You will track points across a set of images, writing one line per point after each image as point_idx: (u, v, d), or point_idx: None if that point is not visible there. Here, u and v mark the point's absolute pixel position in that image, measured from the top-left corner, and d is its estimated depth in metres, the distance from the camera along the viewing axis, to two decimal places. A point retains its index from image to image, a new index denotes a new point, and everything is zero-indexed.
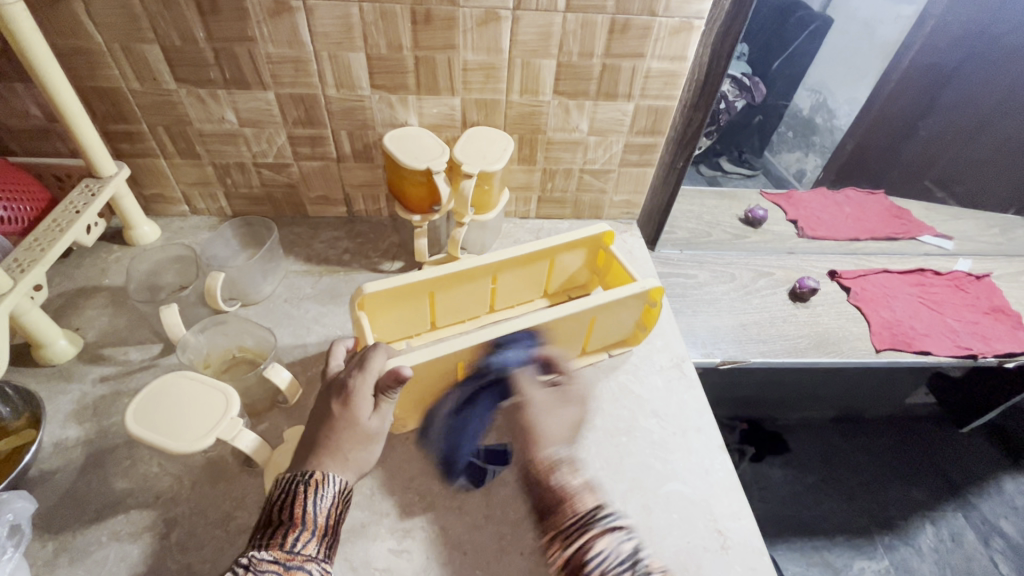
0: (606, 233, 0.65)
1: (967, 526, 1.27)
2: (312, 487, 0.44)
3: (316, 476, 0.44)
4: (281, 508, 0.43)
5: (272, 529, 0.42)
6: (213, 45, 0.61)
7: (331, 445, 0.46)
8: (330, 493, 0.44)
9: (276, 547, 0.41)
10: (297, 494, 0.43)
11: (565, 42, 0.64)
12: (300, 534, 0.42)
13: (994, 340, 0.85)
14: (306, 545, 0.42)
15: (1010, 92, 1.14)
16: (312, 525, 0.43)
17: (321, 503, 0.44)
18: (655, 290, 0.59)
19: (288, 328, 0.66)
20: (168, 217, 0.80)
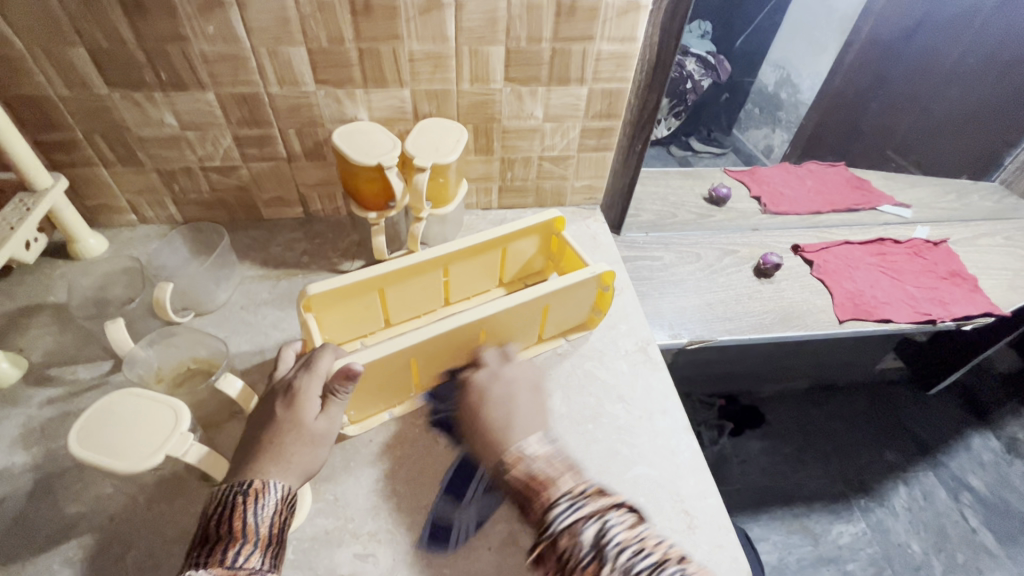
0: (557, 219, 0.66)
1: (937, 484, 1.31)
2: (253, 496, 0.42)
3: (255, 485, 0.43)
4: (218, 522, 0.41)
5: (207, 547, 0.40)
6: (144, 45, 0.58)
7: (272, 453, 0.45)
8: (271, 500, 0.43)
9: (216, 565, 0.39)
10: (235, 505, 0.42)
11: (512, 27, 0.63)
12: (242, 548, 0.40)
13: (952, 304, 0.87)
14: (251, 558, 0.40)
15: (959, 62, 1.17)
16: (255, 536, 0.41)
17: (261, 511, 0.42)
18: (606, 275, 0.60)
19: (245, 335, 0.64)
20: (115, 228, 0.77)
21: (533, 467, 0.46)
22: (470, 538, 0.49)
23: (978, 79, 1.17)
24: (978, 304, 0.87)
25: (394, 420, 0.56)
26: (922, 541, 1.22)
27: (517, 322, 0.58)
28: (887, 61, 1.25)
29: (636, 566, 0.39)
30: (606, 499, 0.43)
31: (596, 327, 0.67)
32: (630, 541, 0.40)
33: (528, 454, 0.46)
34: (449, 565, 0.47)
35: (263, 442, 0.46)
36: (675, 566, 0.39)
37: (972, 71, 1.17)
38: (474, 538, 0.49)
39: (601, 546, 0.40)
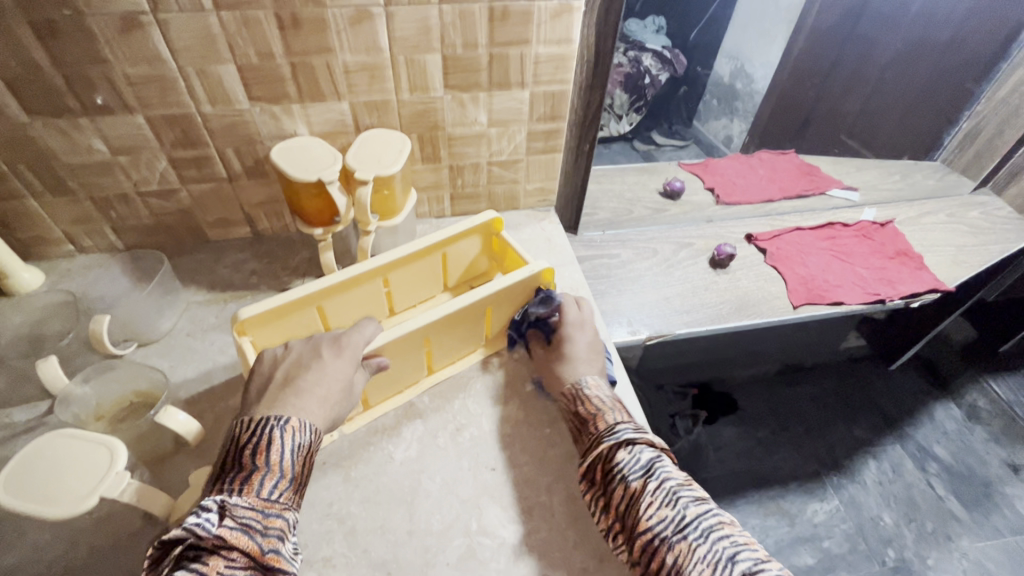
0: (495, 219, 0.67)
1: (904, 456, 1.35)
2: (290, 432, 0.43)
3: (293, 422, 0.43)
4: (251, 454, 0.41)
5: (240, 474, 0.40)
6: (63, 70, 0.56)
7: (318, 394, 0.46)
8: (305, 441, 0.44)
9: (251, 494, 0.40)
10: (273, 439, 0.42)
11: (445, 35, 0.62)
12: (277, 482, 0.41)
13: (901, 283, 0.90)
14: (283, 494, 0.41)
15: (891, 48, 1.20)
16: (290, 473, 0.42)
17: (295, 449, 0.43)
18: (545, 272, 0.62)
19: (192, 363, 0.62)
20: (52, 260, 0.74)
21: (602, 397, 0.54)
22: (428, 553, 0.48)
23: (914, 61, 1.20)
24: (925, 281, 0.90)
25: (348, 436, 0.56)
26: (893, 513, 1.25)
27: (462, 325, 0.59)
28: (835, 48, 1.24)
29: (679, 489, 0.45)
30: (666, 445, 0.50)
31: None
32: (678, 477, 0.46)
33: (598, 395, 0.54)
34: None
35: (301, 381, 0.46)
36: (710, 505, 0.44)
37: (907, 55, 1.20)
38: (432, 554, 0.48)
39: (653, 465, 0.46)
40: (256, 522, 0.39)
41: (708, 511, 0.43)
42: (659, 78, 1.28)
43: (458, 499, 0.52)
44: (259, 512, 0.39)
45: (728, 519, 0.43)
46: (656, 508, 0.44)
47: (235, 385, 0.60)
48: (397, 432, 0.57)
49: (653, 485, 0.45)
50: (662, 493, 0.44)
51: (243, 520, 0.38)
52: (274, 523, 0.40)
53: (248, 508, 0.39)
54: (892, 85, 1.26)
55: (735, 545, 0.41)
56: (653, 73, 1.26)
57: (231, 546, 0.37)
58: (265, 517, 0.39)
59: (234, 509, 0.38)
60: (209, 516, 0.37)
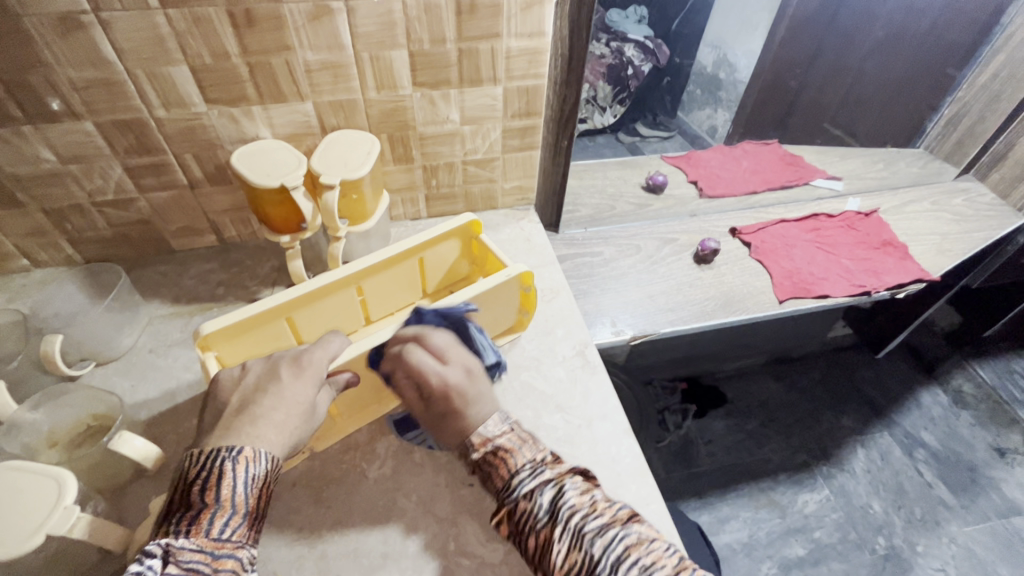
0: (473, 223, 0.64)
1: (892, 443, 1.35)
2: (243, 464, 0.40)
3: (247, 452, 0.41)
4: (200, 491, 0.39)
5: (188, 514, 0.38)
6: (0, 77, 0.52)
7: (276, 419, 0.43)
8: (261, 472, 0.41)
9: (200, 534, 0.38)
10: (223, 473, 0.40)
11: (411, 30, 0.59)
12: (228, 520, 0.39)
13: (886, 274, 0.89)
14: (236, 531, 0.39)
15: (874, 37, 1.18)
16: (243, 509, 0.40)
17: (249, 482, 0.40)
18: (526, 276, 0.59)
19: (154, 381, 0.60)
20: (6, 276, 0.70)
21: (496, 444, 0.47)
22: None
23: (894, 50, 1.19)
24: (910, 271, 0.89)
25: (320, 454, 0.53)
26: (882, 500, 1.25)
27: None
28: (814, 38, 1.23)
29: (585, 525, 0.41)
30: (562, 468, 0.46)
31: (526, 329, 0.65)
32: (582, 505, 0.43)
33: (502, 432, 0.47)
34: None
35: (258, 406, 0.43)
36: (619, 528, 0.41)
37: (889, 45, 1.18)
38: None
39: (556, 508, 0.43)
40: (205, 565, 0.37)
41: (616, 539, 0.41)
42: (643, 69, 1.17)
43: (435, 518, 0.50)
44: (208, 554, 0.37)
45: (636, 539, 0.41)
46: (566, 555, 0.41)
47: (199, 404, 0.57)
48: (372, 448, 0.54)
49: (559, 533, 0.42)
50: (570, 537, 0.41)
51: (190, 565, 0.36)
52: (226, 564, 0.38)
53: (195, 551, 0.37)
54: (872, 76, 1.25)
55: (643, 572, 0.39)
56: (636, 65, 1.17)
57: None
58: (215, 559, 0.37)
59: (180, 554, 0.36)
60: (151, 563, 0.35)
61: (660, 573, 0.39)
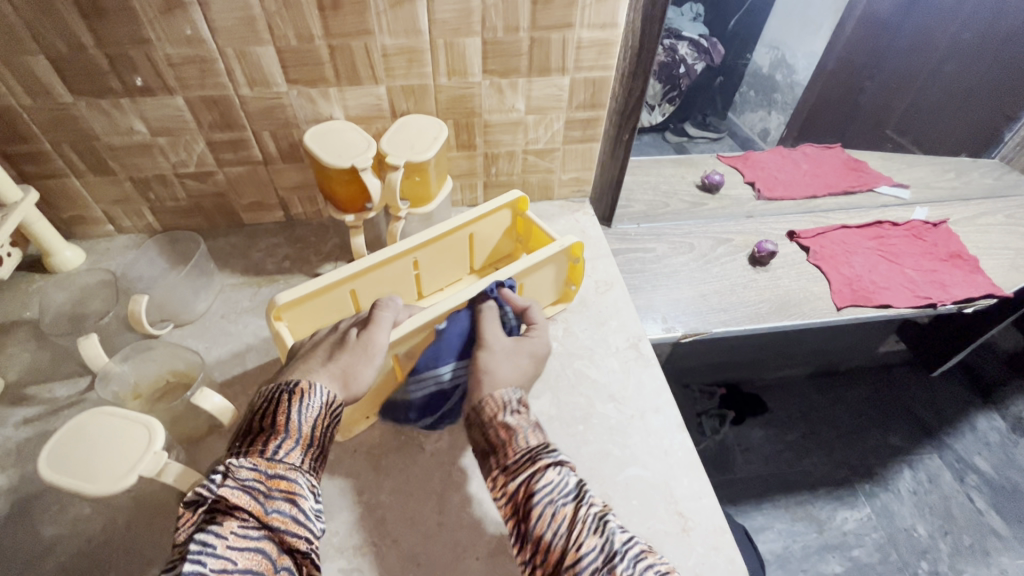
0: (519, 199, 0.65)
1: (942, 467, 1.29)
2: (299, 392, 0.44)
3: (302, 385, 0.44)
4: (260, 419, 0.43)
5: (248, 438, 0.42)
6: (106, 50, 0.56)
7: (328, 357, 0.47)
8: (316, 403, 0.44)
9: (257, 454, 0.41)
10: (280, 402, 0.43)
11: (486, 18, 0.60)
12: (283, 443, 0.41)
13: (953, 287, 0.85)
14: (289, 453, 0.41)
15: (954, 38, 1.13)
16: (296, 433, 0.42)
17: (304, 412, 0.43)
18: (575, 247, 0.61)
19: (226, 345, 0.63)
20: (92, 239, 0.75)
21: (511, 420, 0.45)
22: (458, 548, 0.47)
23: (973, 56, 1.14)
24: (980, 286, 0.85)
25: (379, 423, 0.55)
26: (928, 524, 1.20)
27: None
28: (885, 39, 1.17)
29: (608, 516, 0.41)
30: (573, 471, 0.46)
31: (572, 301, 0.67)
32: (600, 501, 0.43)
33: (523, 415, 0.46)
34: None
35: (316, 350, 0.49)
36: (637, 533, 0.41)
37: (970, 47, 1.13)
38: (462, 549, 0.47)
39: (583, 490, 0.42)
40: (259, 482, 0.39)
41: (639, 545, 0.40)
42: (696, 68, 1.10)
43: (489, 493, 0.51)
44: (262, 472, 0.40)
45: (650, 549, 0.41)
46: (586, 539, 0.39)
47: (267, 370, 0.60)
48: None
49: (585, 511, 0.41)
50: (592, 519, 0.40)
51: (243, 480, 0.39)
52: (279, 483, 0.40)
53: (249, 469, 0.39)
54: (943, 82, 1.19)
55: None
56: (690, 64, 1.09)
57: (236, 507, 0.37)
58: (268, 477, 0.40)
59: (236, 471, 0.39)
60: (212, 478, 0.38)
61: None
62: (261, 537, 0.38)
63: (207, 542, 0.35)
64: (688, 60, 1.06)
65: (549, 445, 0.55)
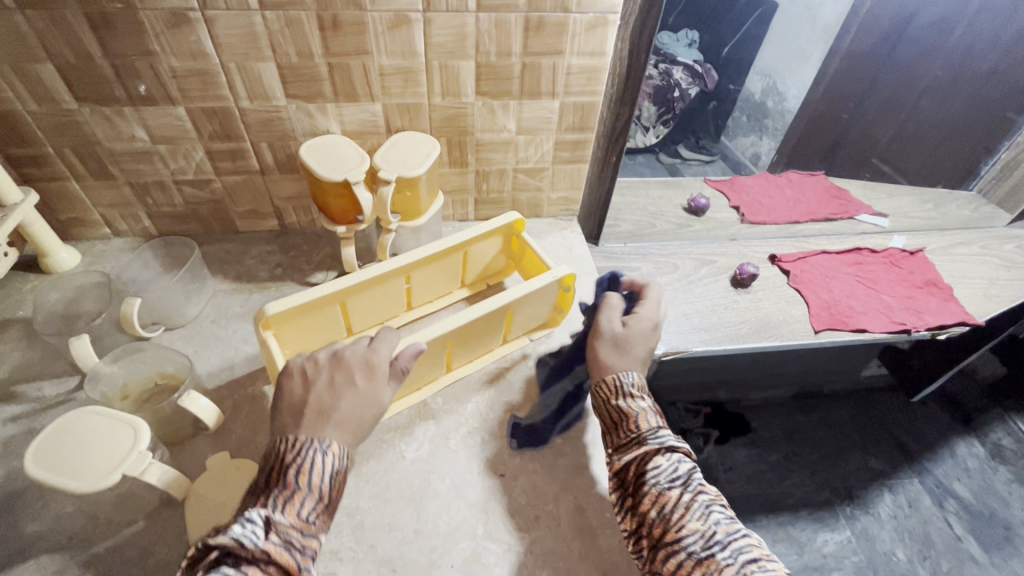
0: (517, 221, 0.68)
1: (922, 492, 1.31)
2: (331, 459, 0.44)
3: (335, 449, 0.44)
4: (293, 474, 0.42)
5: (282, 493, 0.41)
6: (112, 61, 0.59)
7: (351, 418, 0.46)
8: (332, 456, 0.44)
9: (292, 513, 0.40)
10: (300, 458, 0.43)
11: (481, 42, 0.63)
12: (316, 504, 0.42)
13: (927, 313, 0.88)
14: (320, 516, 0.42)
15: (932, 76, 1.17)
16: (327, 497, 0.43)
17: (334, 475, 0.44)
18: (567, 277, 0.63)
19: (215, 350, 0.64)
20: (89, 241, 0.77)
21: (631, 387, 0.53)
22: (433, 554, 0.48)
23: (952, 92, 1.18)
24: (953, 313, 0.88)
25: None
26: (906, 549, 1.21)
27: (486, 326, 0.60)
28: (870, 72, 1.21)
29: (712, 505, 0.44)
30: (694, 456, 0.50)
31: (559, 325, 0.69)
32: (712, 491, 0.46)
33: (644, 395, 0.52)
34: None
35: (333, 408, 0.46)
36: (745, 529, 0.43)
37: (948, 83, 1.17)
38: (437, 556, 0.48)
39: (688, 478, 0.46)
40: (296, 540, 0.39)
41: (739, 532, 0.43)
42: (689, 92, 1.23)
43: (467, 502, 0.52)
44: (298, 531, 0.40)
45: (757, 544, 0.42)
46: (687, 520, 0.43)
47: (255, 375, 0.62)
48: (410, 431, 0.57)
49: (689, 496, 0.44)
50: (697, 506, 0.44)
51: (283, 538, 0.39)
52: (307, 542, 0.40)
53: (289, 526, 0.39)
54: (924, 115, 1.24)
55: (763, 570, 0.40)
56: (684, 88, 1.22)
57: (274, 562, 0.37)
58: (302, 538, 0.40)
59: (278, 527, 0.39)
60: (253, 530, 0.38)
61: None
62: None
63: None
64: (683, 84, 1.20)
65: (527, 456, 0.57)
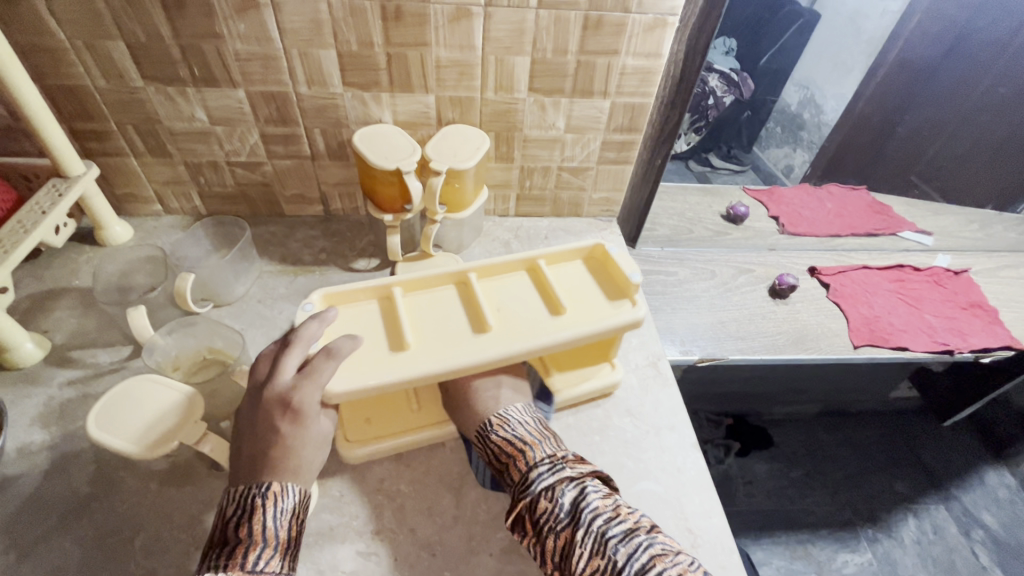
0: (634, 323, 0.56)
1: (948, 518, 1.28)
2: (272, 500, 0.43)
3: (274, 488, 0.43)
4: (234, 526, 0.41)
5: (225, 549, 0.40)
6: (180, 42, 0.60)
7: (296, 464, 0.45)
8: (289, 505, 0.43)
9: (236, 568, 0.39)
10: (255, 507, 0.42)
11: (539, 39, 0.63)
12: (261, 552, 0.41)
13: (971, 335, 0.86)
14: (270, 563, 0.41)
15: (990, 91, 1.15)
16: (274, 540, 0.42)
17: (279, 515, 0.43)
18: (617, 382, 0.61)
19: (260, 329, 0.66)
20: (141, 217, 0.79)
21: (516, 434, 0.50)
22: (472, 540, 0.49)
23: (1011, 108, 1.15)
24: (998, 336, 0.86)
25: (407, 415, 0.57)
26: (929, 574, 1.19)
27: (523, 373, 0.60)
28: (918, 81, 1.19)
29: (608, 531, 0.43)
30: (587, 471, 0.48)
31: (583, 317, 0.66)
32: (607, 510, 0.45)
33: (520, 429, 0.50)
34: (449, 567, 0.47)
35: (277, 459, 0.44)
36: (643, 536, 0.43)
37: (1006, 101, 1.15)
38: (476, 544, 0.49)
39: (578, 509, 0.44)
40: None
41: (638, 545, 0.42)
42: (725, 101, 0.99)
43: (505, 494, 0.53)
44: None
45: (660, 550, 0.42)
46: (588, 557, 0.42)
47: None
48: None
49: (582, 534, 0.43)
50: (592, 539, 0.43)
51: None
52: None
53: None
54: (978, 130, 1.21)
55: None
56: (718, 96, 0.97)
57: None
58: None
59: None
60: None
61: None
62: None
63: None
64: (718, 93, 0.95)
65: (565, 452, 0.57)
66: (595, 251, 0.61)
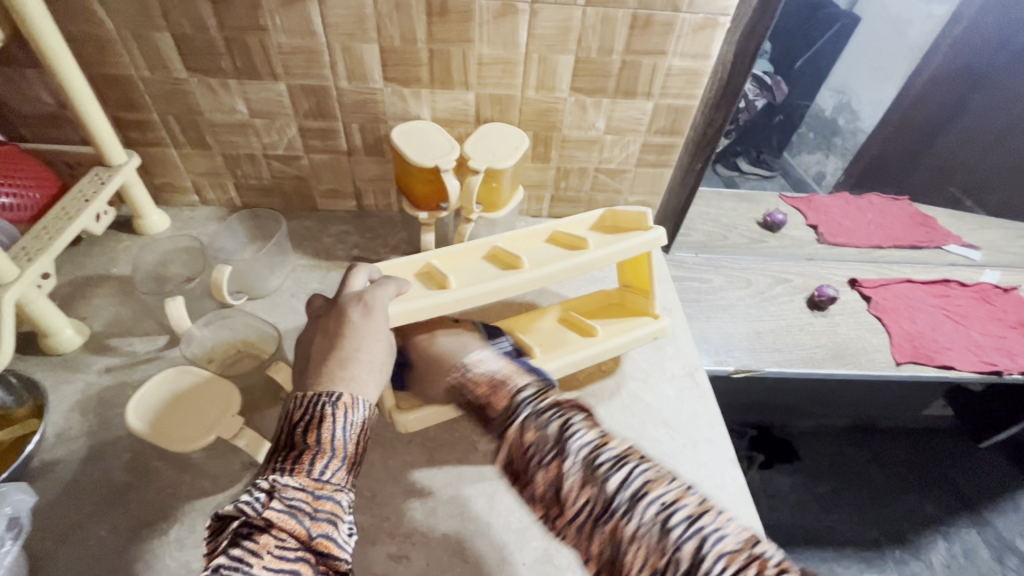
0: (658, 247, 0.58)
1: (980, 543, 1.23)
2: (341, 410, 0.40)
3: (345, 399, 0.41)
4: (302, 432, 0.39)
5: (292, 454, 0.38)
6: (225, 33, 0.60)
7: (365, 359, 0.43)
8: (358, 419, 0.41)
9: (302, 474, 0.37)
10: (323, 417, 0.40)
11: (584, 37, 0.62)
12: (329, 462, 0.38)
13: (1021, 355, 0.82)
14: (336, 474, 0.38)
15: None
16: (342, 452, 0.39)
17: (348, 428, 0.40)
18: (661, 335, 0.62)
19: (294, 324, 0.66)
20: (177, 207, 0.79)
21: (495, 369, 0.46)
22: (505, 548, 0.49)
23: None
24: None
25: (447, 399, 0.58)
26: None
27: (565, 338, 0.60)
28: (964, 88, 1.14)
29: (598, 458, 0.38)
30: (571, 400, 0.43)
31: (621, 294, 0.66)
32: (594, 438, 0.39)
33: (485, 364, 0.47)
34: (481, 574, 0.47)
35: (343, 349, 0.43)
36: (636, 462, 0.38)
37: None
38: (509, 552, 0.48)
39: (563, 438, 0.39)
40: (306, 504, 0.36)
41: (632, 475, 0.37)
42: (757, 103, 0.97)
43: None
44: (309, 493, 0.37)
45: (655, 475, 0.38)
46: (579, 488, 0.38)
47: None
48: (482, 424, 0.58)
49: (569, 463, 0.38)
50: (581, 468, 0.38)
51: (290, 501, 0.36)
52: (325, 505, 0.37)
53: (297, 490, 0.36)
54: None
55: (664, 505, 0.36)
56: (750, 100, 0.95)
57: (280, 526, 0.34)
58: (315, 499, 0.37)
59: (284, 491, 0.36)
60: (258, 495, 0.35)
61: (682, 511, 0.35)
62: (299, 558, 0.35)
63: (244, 564, 0.33)
64: (751, 96, 0.94)
65: None
66: (606, 218, 0.60)
